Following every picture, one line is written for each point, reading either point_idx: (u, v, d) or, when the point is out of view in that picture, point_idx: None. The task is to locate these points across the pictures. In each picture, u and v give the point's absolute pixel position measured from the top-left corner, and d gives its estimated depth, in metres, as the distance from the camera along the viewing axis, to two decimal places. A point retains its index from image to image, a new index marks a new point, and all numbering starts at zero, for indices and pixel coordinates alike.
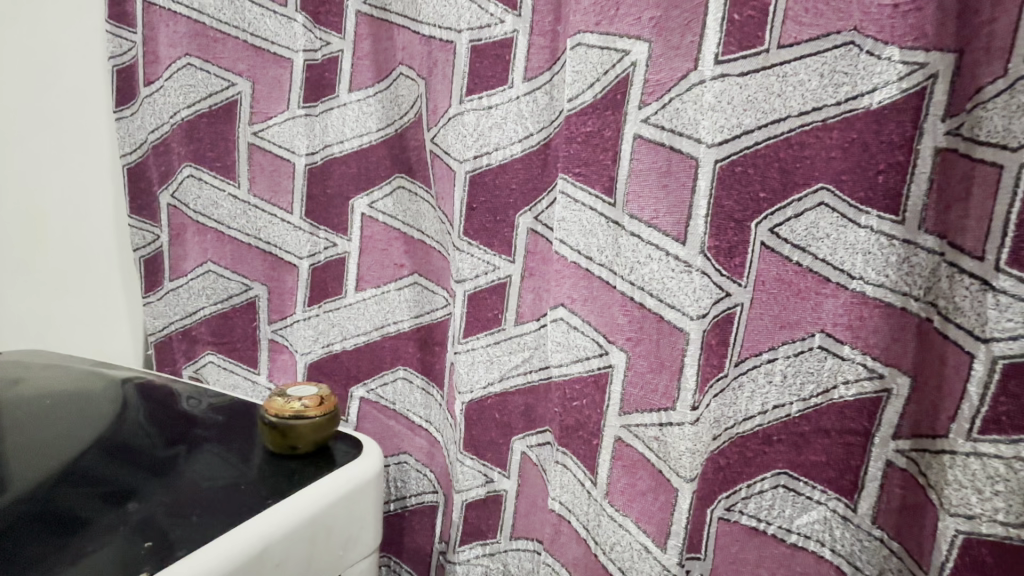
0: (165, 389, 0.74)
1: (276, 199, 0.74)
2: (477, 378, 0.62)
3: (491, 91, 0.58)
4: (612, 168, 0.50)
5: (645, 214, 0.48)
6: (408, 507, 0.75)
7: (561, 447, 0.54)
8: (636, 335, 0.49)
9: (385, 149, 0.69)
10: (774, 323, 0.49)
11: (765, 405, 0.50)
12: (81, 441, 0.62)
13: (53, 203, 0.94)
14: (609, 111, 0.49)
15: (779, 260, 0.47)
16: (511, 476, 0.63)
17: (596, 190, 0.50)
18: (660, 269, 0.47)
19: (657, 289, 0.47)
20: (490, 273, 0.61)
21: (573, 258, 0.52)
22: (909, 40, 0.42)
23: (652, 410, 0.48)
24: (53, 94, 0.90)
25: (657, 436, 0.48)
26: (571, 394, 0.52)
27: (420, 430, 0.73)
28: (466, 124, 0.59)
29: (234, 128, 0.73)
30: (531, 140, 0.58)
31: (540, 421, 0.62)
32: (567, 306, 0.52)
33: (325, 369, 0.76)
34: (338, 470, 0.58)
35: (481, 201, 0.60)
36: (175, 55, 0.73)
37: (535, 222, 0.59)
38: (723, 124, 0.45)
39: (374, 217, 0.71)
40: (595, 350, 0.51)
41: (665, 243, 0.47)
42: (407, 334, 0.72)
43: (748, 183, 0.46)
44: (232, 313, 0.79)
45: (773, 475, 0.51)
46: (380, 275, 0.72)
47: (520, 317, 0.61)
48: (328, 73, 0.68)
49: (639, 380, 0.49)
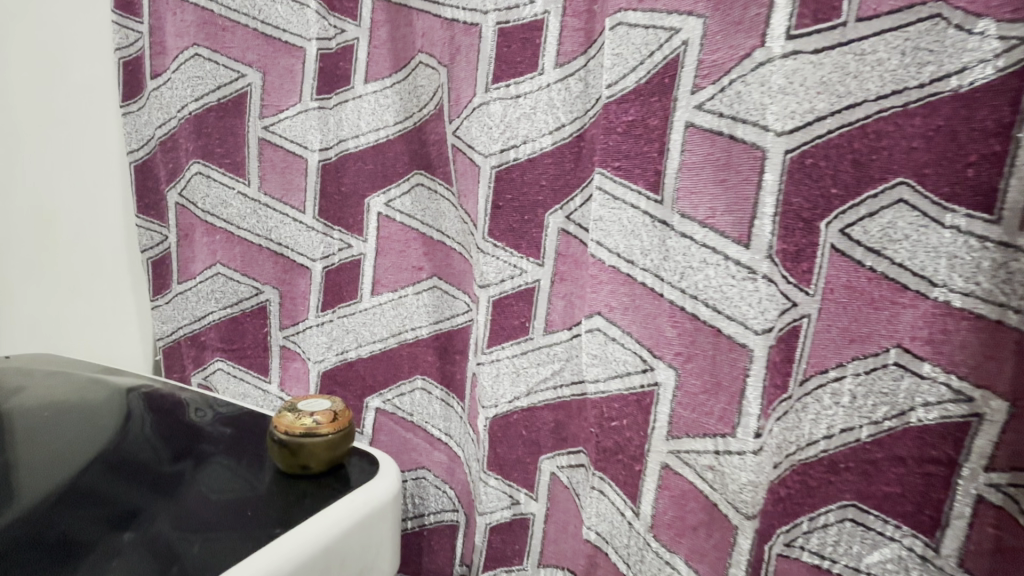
0: (173, 399, 0.71)
1: (287, 198, 0.69)
2: (502, 392, 0.57)
3: (519, 78, 0.53)
4: (658, 161, 0.44)
5: (698, 213, 0.42)
6: (427, 525, 0.70)
7: (596, 470, 0.48)
8: (687, 350, 0.43)
9: (403, 144, 0.64)
10: (842, 336, 0.43)
11: (831, 428, 0.44)
12: (84, 456, 0.58)
13: (63, 203, 0.91)
14: (655, 98, 0.44)
15: (851, 265, 0.41)
16: (540, 499, 0.58)
17: (639, 186, 0.44)
18: (716, 276, 0.42)
19: (715, 299, 0.42)
20: (516, 277, 0.56)
21: (612, 262, 0.45)
22: (1008, 11, 0.35)
23: (706, 436, 0.43)
24: (62, 91, 0.87)
25: (712, 464, 0.42)
26: (609, 413, 0.46)
27: (439, 444, 0.69)
28: (492, 115, 0.54)
29: (244, 122, 0.69)
30: (563, 132, 0.52)
31: (572, 439, 0.56)
32: (604, 315, 0.46)
33: (339, 378, 0.71)
34: (352, 493, 0.53)
35: (508, 199, 0.55)
36: (182, 45, 0.69)
37: (567, 222, 0.54)
38: (794, 109, 0.39)
39: (391, 216, 0.66)
40: (637, 365, 0.45)
41: (723, 246, 0.41)
42: (425, 342, 0.67)
43: (819, 177, 0.40)
44: (242, 318, 0.75)
45: (839, 508, 0.45)
46: (396, 278, 0.67)
47: (550, 326, 0.55)
48: (343, 63, 0.64)
49: (688, 401, 0.43)
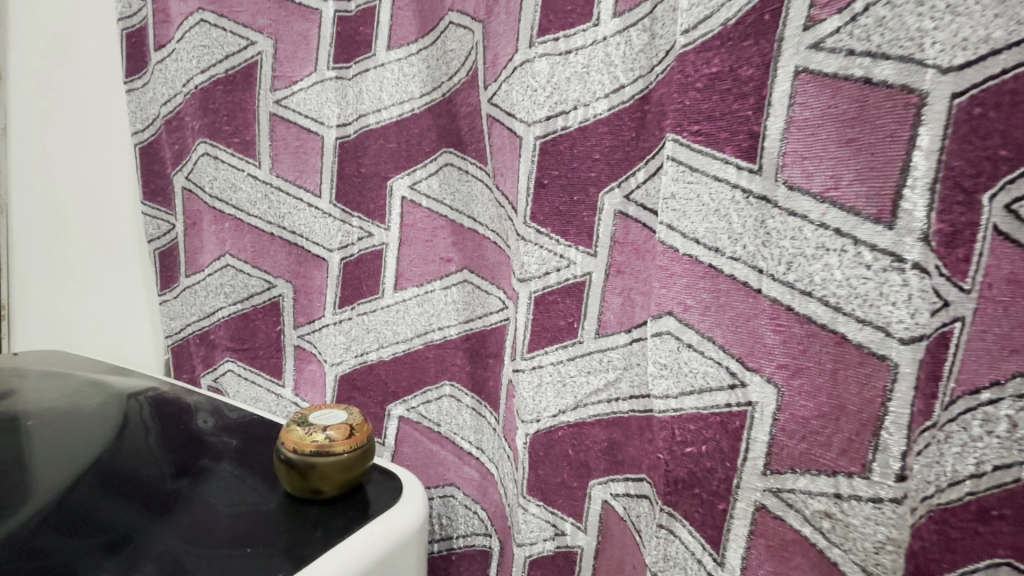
0: (181, 404, 0.65)
1: (301, 180, 0.62)
2: (545, 405, 0.48)
3: (570, 31, 0.43)
4: (754, 119, 0.34)
5: (813, 183, 0.32)
6: (456, 549, 0.62)
7: (665, 506, 0.38)
8: (794, 362, 0.33)
9: (430, 119, 0.56)
10: (999, 345, 0.32)
11: (981, 464, 0.33)
12: (76, 470, 0.52)
13: (73, 193, 0.86)
14: (750, 41, 0.34)
15: (1015, 253, 0.31)
16: (589, 530, 0.49)
17: (725, 153, 0.35)
18: (840, 266, 0.31)
19: (837, 296, 0.31)
20: (563, 270, 0.47)
21: (691, 251, 0.36)
22: None
23: (820, 473, 0.33)
24: (72, 72, 0.82)
25: (827, 511, 0.33)
26: (682, 437, 0.37)
27: (469, 458, 0.61)
28: (537, 74, 0.45)
29: (254, 96, 0.62)
30: (623, 94, 0.43)
31: (631, 464, 0.48)
32: (676, 315, 0.37)
33: (358, 383, 0.64)
34: (371, 524, 0.46)
35: (554, 175, 0.46)
36: (187, 11, 0.63)
37: (626, 203, 0.45)
38: (966, 36, 0.27)
39: (416, 201, 0.58)
40: (722, 380, 0.36)
41: (849, 226, 0.31)
42: (454, 343, 0.59)
43: (987, 132, 0.29)
44: (253, 315, 0.68)
45: (988, 567, 0.34)
46: (422, 271, 0.59)
47: (603, 327, 0.47)
48: (363, 27, 0.56)
49: (792, 427, 0.34)
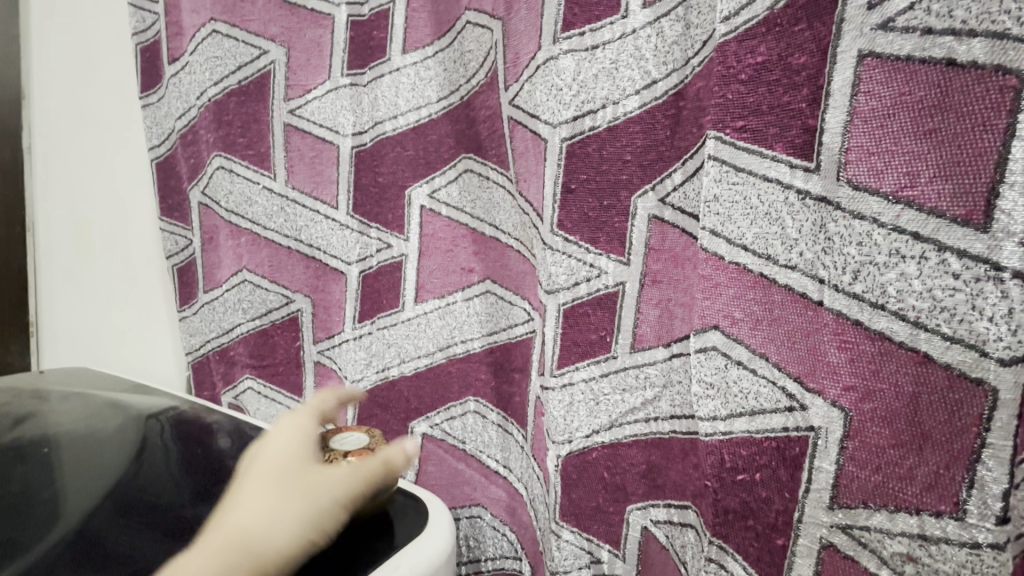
0: (199, 424, 0.63)
1: (317, 191, 0.60)
2: (577, 424, 0.45)
3: (596, 24, 0.40)
4: (808, 113, 0.31)
5: (884, 182, 0.28)
6: (484, 572, 0.60)
7: (715, 539, 0.35)
8: (864, 383, 0.30)
9: (447, 125, 0.54)
10: None
11: None
12: (95, 498, 0.50)
13: (94, 209, 0.86)
14: (801, 25, 0.31)
15: None
16: (628, 560, 0.46)
17: (776, 150, 0.32)
18: (921, 276, 0.27)
19: (917, 310, 0.27)
20: (593, 280, 0.44)
21: (740, 260, 0.33)
22: None
23: (900, 510, 0.29)
24: (90, 89, 0.82)
25: (909, 554, 0.29)
26: (734, 463, 0.34)
27: (496, 477, 0.58)
28: (562, 72, 0.41)
29: (268, 107, 0.60)
30: (656, 89, 0.40)
31: (673, 489, 0.44)
32: (722, 329, 0.34)
33: (380, 401, 0.62)
34: (399, 556, 0.43)
35: (583, 179, 0.42)
36: (199, 23, 0.62)
37: (662, 207, 0.42)
38: None
39: (436, 210, 0.56)
40: (777, 402, 0.32)
41: (930, 229, 0.27)
42: (478, 357, 0.57)
43: None
44: (272, 330, 0.67)
45: None
46: (443, 282, 0.57)
47: (640, 341, 0.43)
48: (377, 31, 0.54)
49: (864, 457, 0.30)
